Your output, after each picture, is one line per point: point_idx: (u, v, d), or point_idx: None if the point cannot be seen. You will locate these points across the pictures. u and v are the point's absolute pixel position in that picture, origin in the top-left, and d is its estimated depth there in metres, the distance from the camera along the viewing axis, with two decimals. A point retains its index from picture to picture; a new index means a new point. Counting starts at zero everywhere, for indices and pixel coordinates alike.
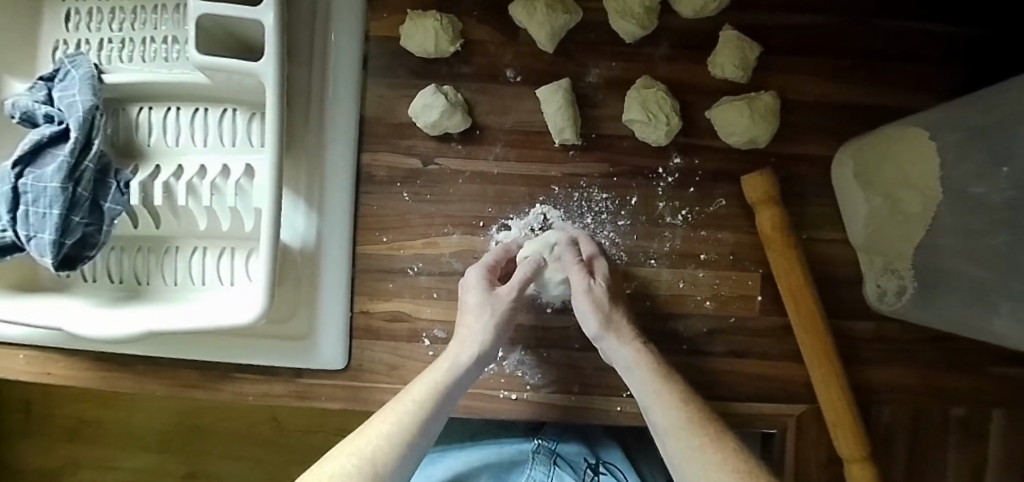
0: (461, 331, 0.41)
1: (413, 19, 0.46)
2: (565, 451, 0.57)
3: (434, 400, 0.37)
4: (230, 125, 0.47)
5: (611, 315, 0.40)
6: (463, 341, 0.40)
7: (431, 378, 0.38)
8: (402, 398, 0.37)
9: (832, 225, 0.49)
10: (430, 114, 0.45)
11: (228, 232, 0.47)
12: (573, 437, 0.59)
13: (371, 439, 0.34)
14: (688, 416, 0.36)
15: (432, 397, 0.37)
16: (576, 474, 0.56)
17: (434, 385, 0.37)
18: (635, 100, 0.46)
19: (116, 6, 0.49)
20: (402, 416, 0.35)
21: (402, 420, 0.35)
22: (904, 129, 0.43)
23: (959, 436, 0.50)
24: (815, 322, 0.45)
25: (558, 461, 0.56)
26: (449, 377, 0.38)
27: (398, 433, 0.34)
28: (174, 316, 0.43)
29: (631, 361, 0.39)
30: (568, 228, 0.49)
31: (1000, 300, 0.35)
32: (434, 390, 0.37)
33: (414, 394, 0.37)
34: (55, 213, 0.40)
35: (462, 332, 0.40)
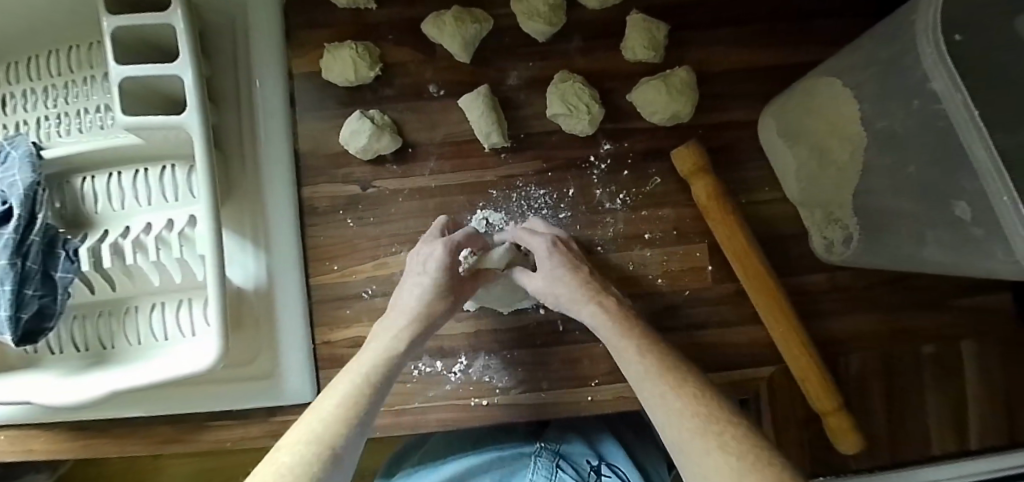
0: (396, 309, 0.40)
1: (330, 52, 0.47)
2: (568, 451, 0.56)
3: (393, 364, 0.37)
4: (170, 181, 0.48)
5: (562, 286, 0.39)
6: (404, 311, 0.40)
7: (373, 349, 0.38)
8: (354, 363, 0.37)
9: (769, 185, 0.50)
10: (359, 139, 0.46)
11: (183, 283, 0.48)
12: (575, 439, 0.57)
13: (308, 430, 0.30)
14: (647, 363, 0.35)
15: (379, 370, 0.36)
16: (580, 476, 0.54)
17: (376, 363, 0.36)
18: (555, 95, 0.47)
19: (49, 85, 0.51)
20: (359, 380, 0.35)
21: (353, 395, 0.33)
22: (817, 82, 0.43)
23: (932, 375, 0.50)
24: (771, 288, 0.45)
25: (561, 464, 0.54)
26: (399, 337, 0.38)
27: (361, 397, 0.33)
28: (136, 375, 0.43)
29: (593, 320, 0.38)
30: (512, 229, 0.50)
31: (922, 231, 0.36)
32: (384, 358, 0.37)
33: (365, 362, 0.37)
34: (7, 288, 0.41)
35: (398, 312, 0.40)
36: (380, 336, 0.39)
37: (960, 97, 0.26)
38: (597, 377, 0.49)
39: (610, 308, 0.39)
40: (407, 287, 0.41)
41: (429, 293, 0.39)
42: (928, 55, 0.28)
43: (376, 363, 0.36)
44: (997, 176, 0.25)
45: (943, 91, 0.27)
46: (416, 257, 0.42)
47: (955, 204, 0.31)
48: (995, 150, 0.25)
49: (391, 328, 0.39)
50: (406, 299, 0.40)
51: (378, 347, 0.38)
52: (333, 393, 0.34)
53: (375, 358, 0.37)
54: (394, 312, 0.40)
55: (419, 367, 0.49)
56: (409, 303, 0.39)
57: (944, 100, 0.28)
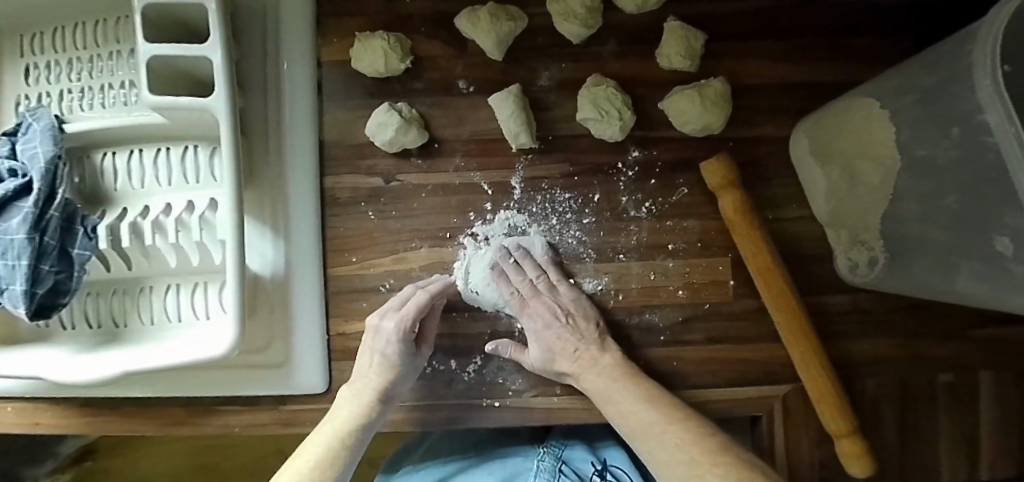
0: (359, 375, 0.44)
1: (361, 41, 0.47)
2: (570, 457, 0.55)
3: (356, 431, 0.41)
4: (192, 162, 0.48)
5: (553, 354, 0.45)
6: (361, 384, 0.43)
7: (335, 415, 0.42)
8: (329, 419, 0.43)
9: (797, 202, 0.49)
10: (386, 132, 0.46)
11: (199, 266, 0.48)
12: (576, 444, 0.57)
13: None
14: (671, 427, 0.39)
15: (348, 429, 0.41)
16: (581, 481, 0.53)
17: (337, 430, 0.41)
18: (586, 99, 0.46)
19: (73, 58, 0.50)
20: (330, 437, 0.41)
21: (320, 466, 0.39)
22: (855, 103, 0.42)
23: (947, 403, 0.49)
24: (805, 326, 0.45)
25: (563, 469, 0.53)
26: (368, 401, 0.42)
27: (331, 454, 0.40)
28: (149, 357, 0.43)
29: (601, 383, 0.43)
30: (534, 231, 0.49)
31: (956, 261, 0.35)
32: (354, 419, 0.42)
33: (336, 419, 0.42)
34: (24, 263, 0.40)
35: (354, 385, 0.43)
36: (342, 403, 0.43)
37: (1013, 132, 0.25)
38: None
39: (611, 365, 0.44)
40: (364, 358, 0.44)
41: (380, 372, 0.43)
42: (983, 84, 0.27)
43: (337, 434, 0.41)
44: None
45: (996, 123, 0.26)
46: (377, 331, 0.44)
47: (997, 238, 0.30)
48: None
49: (351, 397, 0.43)
50: (370, 368, 0.43)
51: (341, 413, 0.42)
52: (311, 444, 0.40)
53: (345, 415, 0.42)
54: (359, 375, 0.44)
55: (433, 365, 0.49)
56: (365, 379, 0.43)
57: (996, 133, 0.27)
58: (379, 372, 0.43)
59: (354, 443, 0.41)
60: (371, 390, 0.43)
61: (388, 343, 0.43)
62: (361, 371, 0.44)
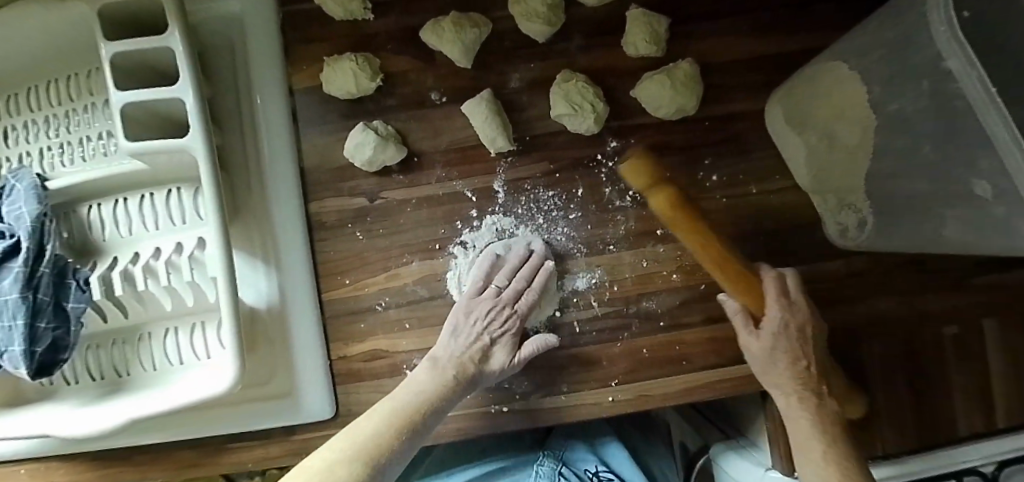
0: (448, 348, 0.42)
1: (330, 65, 0.47)
2: (570, 459, 0.55)
3: (433, 407, 0.38)
4: (176, 204, 0.48)
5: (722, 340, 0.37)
6: (454, 356, 0.42)
7: (412, 385, 0.40)
8: (398, 393, 0.39)
9: (779, 174, 0.50)
10: (364, 152, 0.46)
11: (195, 306, 0.48)
12: (574, 441, 0.57)
13: (336, 454, 0.32)
14: None
15: (431, 402, 0.38)
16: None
17: (410, 400, 0.38)
18: (558, 96, 0.46)
19: (50, 115, 0.51)
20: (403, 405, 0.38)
21: (389, 429, 0.35)
22: (827, 70, 0.42)
23: (954, 355, 0.49)
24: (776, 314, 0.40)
25: (563, 472, 0.54)
26: (467, 376, 0.41)
27: (409, 420, 0.36)
28: (154, 402, 0.43)
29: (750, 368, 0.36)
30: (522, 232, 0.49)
31: (941, 211, 0.35)
32: (433, 393, 0.39)
33: (412, 389, 0.39)
34: (20, 323, 0.40)
35: (438, 356, 0.42)
36: (418, 378, 0.40)
37: (978, 76, 0.26)
38: (617, 377, 0.49)
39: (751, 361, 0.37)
40: (456, 340, 0.43)
41: (479, 350, 0.42)
42: (940, 34, 0.27)
43: (415, 403, 0.38)
44: (1018, 153, 0.24)
45: (959, 70, 0.27)
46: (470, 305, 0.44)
47: (975, 183, 0.30)
48: (1016, 128, 0.25)
49: (432, 375, 0.40)
50: (473, 341, 0.42)
51: (419, 384, 0.40)
52: (376, 413, 0.37)
53: (421, 388, 0.39)
54: (447, 345, 0.42)
55: None
56: (460, 361, 0.41)
57: (960, 79, 0.27)
58: (478, 360, 0.42)
59: (429, 417, 0.38)
60: (461, 368, 0.41)
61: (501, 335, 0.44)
62: (446, 351, 0.42)
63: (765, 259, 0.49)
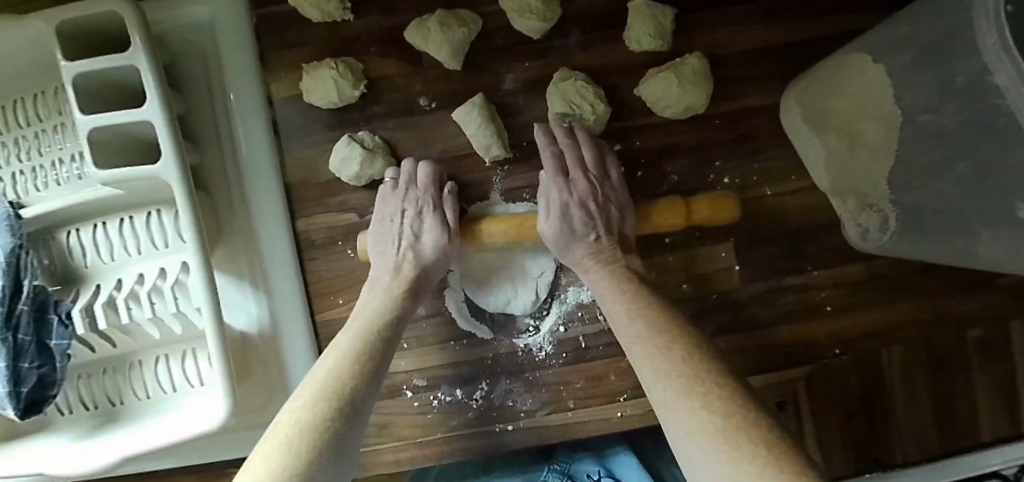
0: (383, 257, 0.40)
1: (310, 73, 0.44)
2: (576, 471, 0.54)
3: (388, 321, 0.35)
4: (157, 227, 0.46)
5: (573, 231, 0.40)
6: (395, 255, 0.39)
7: (366, 311, 0.36)
8: (354, 318, 0.36)
9: (796, 173, 0.46)
10: (350, 167, 0.43)
11: (184, 333, 0.46)
12: (585, 455, 0.55)
13: (295, 410, 0.26)
14: (635, 327, 0.33)
15: (382, 315, 0.35)
16: None
17: (372, 316, 0.35)
18: (556, 97, 0.43)
19: (20, 137, 0.48)
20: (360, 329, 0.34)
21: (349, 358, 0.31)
22: (858, 65, 0.37)
23: (979, 360, 0.47)
24: (550, 208, 0.40)
25: None
26: (402, 274, 0.39)
27: (369, 342, 0.33)
28: (146, 437, 0.42)
29: (606, 286, 0.37)
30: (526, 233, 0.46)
31: (973, 226, 0.33)
32: (385, 315, 0.35)
33: (367, 309, 0.36)
34: (2, 366, 0.39)
35: (381, 277, 0.39)
36: (371, 297, 0.37)
37: None
38: (625, 392, 0.47)
39: (607, 244, 0.40)
40: (387, 248, 0.40)
41: (411, 255, 0.39)
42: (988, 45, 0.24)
43: (375, 318, 0.35)
44: None
45: (1006, 85, 0.23)
46: (385, 216, 0.41)
47: (1020, 204, 0.27)
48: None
49: (379, 290, 0.38)
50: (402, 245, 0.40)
51: (370, 308, 0.36)
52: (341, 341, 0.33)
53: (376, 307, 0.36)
54: (383, 251, 0.40)
55: (438, 397, 0.47)
56: (398, 266, 0.39)
57: (1008, 96, 0.23)
58: (414, 258, 0.39)
59: (388, 330, 0.34)
60: (401, 271, 0.39)
61: (420, 220, 0.41)
62: (384, 263, 0.39)
63: (781, 264, 0.46)
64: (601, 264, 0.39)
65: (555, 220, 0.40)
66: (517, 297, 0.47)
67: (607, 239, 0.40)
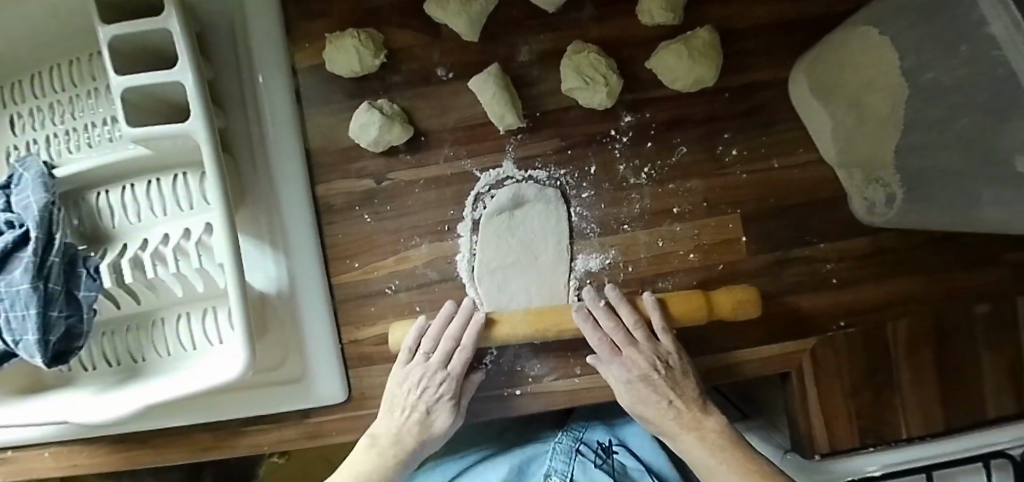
0: (393, 406, 0.44)
1: (332, 42, 0.45)
2: (589, 436, 0.54)
3: (384, 477, 0.43)
4: (182, 189, 0.47)
5: (636, 390, 0.42)
6: (407, 428, 0.43)
7: (365, 444, 0.44)
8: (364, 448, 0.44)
9: (804, 147, 0.47)
10: (370, 132, 0.45)
11: (205, 292, 0.48)
12: (595, 425, 0.56)
13: None
14: (709, 446, 0.41)
15: (381, 475, 0.42)
16: (599, 460, 0.52)
17: (364, 469, 0.43)
18: (569, 69, 0.44)
19: (55, 102, 0.50)
20: (376, 455, 0.43)
21: None
22: (866, 39, 0.38)
23: (985, 335, 0.47)
24: (608, 366, 0.43)
25: (580, 449, 0.53)
26: (407, 451, 0.43)
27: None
28: (167, 388, 0.43)
29: (703, 452, 0.41)
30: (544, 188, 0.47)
31: (975, 189, 0.34)
32: (373, 478, 0.42)
33: (374, 441, 0.44)
34: (33, 312, 0.40)
35: (379, 433, 0.44)
36: (361, 452, 0.44)
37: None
38: None
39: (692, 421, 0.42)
40: (396, 413, 0.44)
41: (419, 429, 0.43)
42: None
43: (373, 470, 0.42)
44: None
45: (1005, 36, 0.24)
46: (406, 378, 0.43)
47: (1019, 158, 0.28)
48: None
49: (375, 450, 0.43)
50: (410, 422, 0.43)
51: (368, 448, 0.44)
52: (355, 460, 0.43)
53: (371, 463, 0.43)
54: (397, 384, 0.44)
55: None
56: (400, 436, 0.43)
57: (1006, 48, 0.25)
58: (420, 431, 0.43)
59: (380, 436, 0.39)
60: (404, 436, 0.43)
61: (437, 402, 0.43)
62: (388, 428, 0.44)
63: (788, 237, 0.47)
64: (688, 428, 0.42)
65: (621, 371, 0.42)
66: (539, 289, 0.47)
67: (682, 409, 0.42)
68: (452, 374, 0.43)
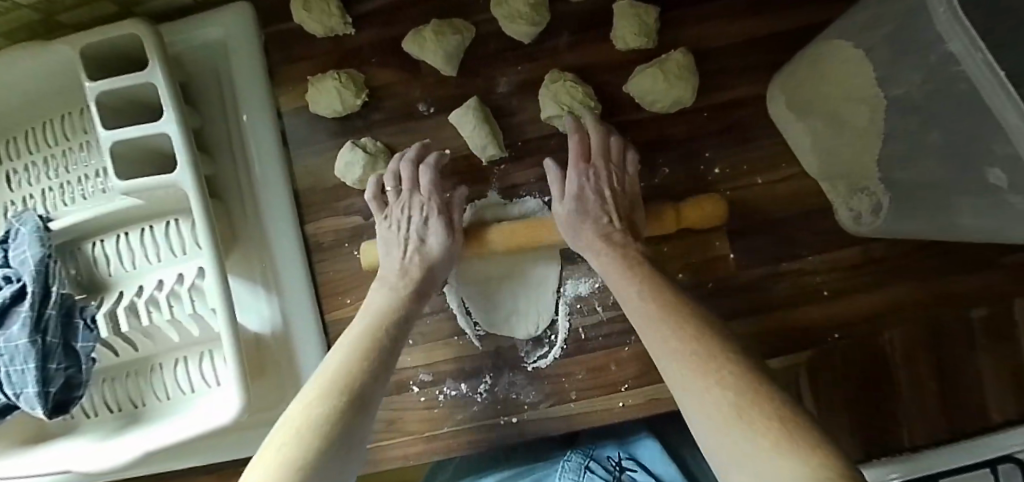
0: (389, 266, 0.40)
1: (315, 84, 0.46)
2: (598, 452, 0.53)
3: (394, 320, 0.36)
4: (175, 235, 0.48)
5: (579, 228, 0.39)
6: (403, 267, 0.39)
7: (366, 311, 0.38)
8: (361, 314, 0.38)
9: (786, 161, 0.47)
10: (354, 170, 0.45)
11: (201, 336, 0.48)
12: (607, 438, 0.55)
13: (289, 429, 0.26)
14: (685, 342, 0.29)
15: (391, 318, 0.36)
16: (608, 474, 0.51)
17: (374, 316, 0.36)
18: (547, 97, 0.45)
19: (49, 156, 0.51)
20: (374, 306, 0.37)
21: (348, 360, 0.32)
22: (841, 52, 0.38)
23: (985, 341, 0.46)
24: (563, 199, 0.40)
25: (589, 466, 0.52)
26: (408, 300, 0.38)
27: (355, 371, 0.31)
28: (166, 433, 0.44)
29: (614, 265, 0.36)
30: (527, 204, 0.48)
31: (953, 199, 0.33)
32: (387, 316, 0.36)
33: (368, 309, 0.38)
34: (32, 366, 0.41)
35: (382, 281, 0.39)
36: (373, 300, 0.38)
37: (982, 58, 0.23)
38: (627, 382, 0.47)
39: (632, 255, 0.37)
40: (395, 250, 0.40)
41: (414, 257, 0.40)
42: (939, 12, 0.25)
43: (382, 318, 0.36)
44: None
45: (961, 52, 0.25)
46: (388, 229, 0.41)
47: (989, 171, 0.28)
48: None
49: (384, 289, 0.38)
50: (405, 257, 0.40)
51: (373, 308, 0.37)
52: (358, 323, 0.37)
53: (374, 312, 0.37)
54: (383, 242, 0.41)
55: (444, 391, 0.49)
56: (405, 269, 0.39)
57: (964, 63, 0.25)
58: (420, 259, 0.40)
59: (394, 333, 0.36)
60: (408, 275, 0.39)
61: (426, 222, 0.40)
62: (391, 266, 0.40)
63: (776, 250, 0.47)
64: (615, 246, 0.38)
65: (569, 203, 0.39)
66: (528, 311, 0.48)
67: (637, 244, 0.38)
68: (426, 201, 0.41)
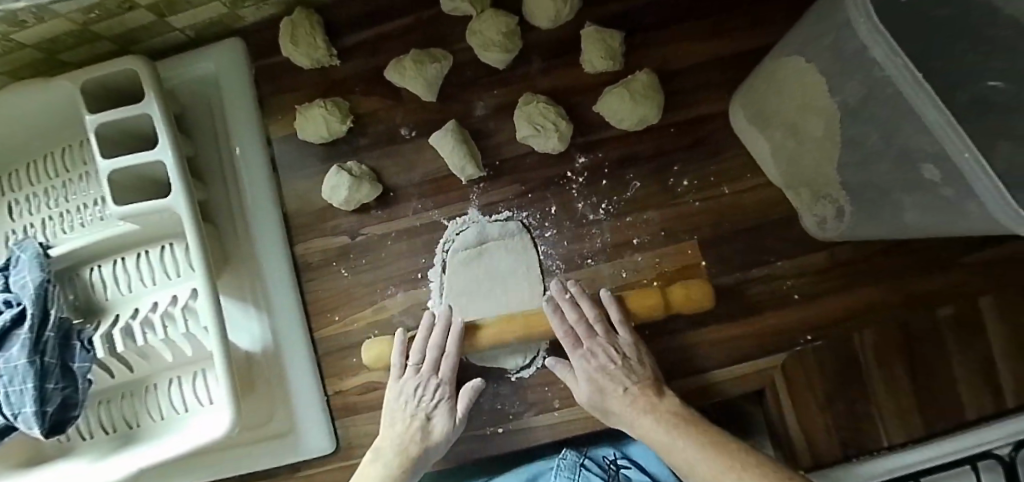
0: (393, 421, 0.45)
1: (302, 112, 0.49)
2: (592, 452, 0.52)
3: None
4: (170, 259, 0.50)
5: (592, 384, 0.43)
6: (408, 434, 0.45)
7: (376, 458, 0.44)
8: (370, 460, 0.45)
9: (751, 172, 0.50)
10: (340, 192, 0.48)
11: (195, 355, 0.50)
12: (601, 443, 0.54)
13: None
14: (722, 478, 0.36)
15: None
16: (602, 472, 0.50)
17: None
18: (522, 118, 0.47)
19: (50, 187, 0.54)
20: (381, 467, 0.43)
21: None
22: (792, 65, 0.40)
23: (955, 338, 0.48)
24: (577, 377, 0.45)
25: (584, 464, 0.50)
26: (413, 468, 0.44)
27: None
28: (161, 451, 0.45)
29: (641, 415, 0.42)
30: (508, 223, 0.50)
31: (899, 199, 0.35)
32: None
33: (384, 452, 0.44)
34: (30, 385, 0.42)
35: (383, 447, 0.45)
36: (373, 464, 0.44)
37: (900, 62, 0.25)
38: None
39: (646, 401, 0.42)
40: (397, 423, 0.45)
41: (419, 441, 0.44)
42: (858, 24, 0.27)
43: None
44: (954, 133, 0.24)
45: (882, 59, 0.26)
46: (401, 393, 0.46)
47: (924, 167, 0.30)
48: (940, 102, 0.24)
49: (381, 462, 0.44)
50: (410, 430, 0.44)
51: (381, 465, 0.44)
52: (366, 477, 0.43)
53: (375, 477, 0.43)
54: (393, 399, 0.46)
55: None
56: (409, 439, 0.44)
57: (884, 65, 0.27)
58: (421, 441, 0.44)
59: None
60: (410, 446, 0.44)
61: (434, 401, 0.45)
62: (392, 438, 0.45)
63: (746, 257, 0.49)
64: (641, 409, 0.42)
65: (582, 384, 0.44)
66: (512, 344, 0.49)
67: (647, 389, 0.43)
68: (440, 381, 0.45)
